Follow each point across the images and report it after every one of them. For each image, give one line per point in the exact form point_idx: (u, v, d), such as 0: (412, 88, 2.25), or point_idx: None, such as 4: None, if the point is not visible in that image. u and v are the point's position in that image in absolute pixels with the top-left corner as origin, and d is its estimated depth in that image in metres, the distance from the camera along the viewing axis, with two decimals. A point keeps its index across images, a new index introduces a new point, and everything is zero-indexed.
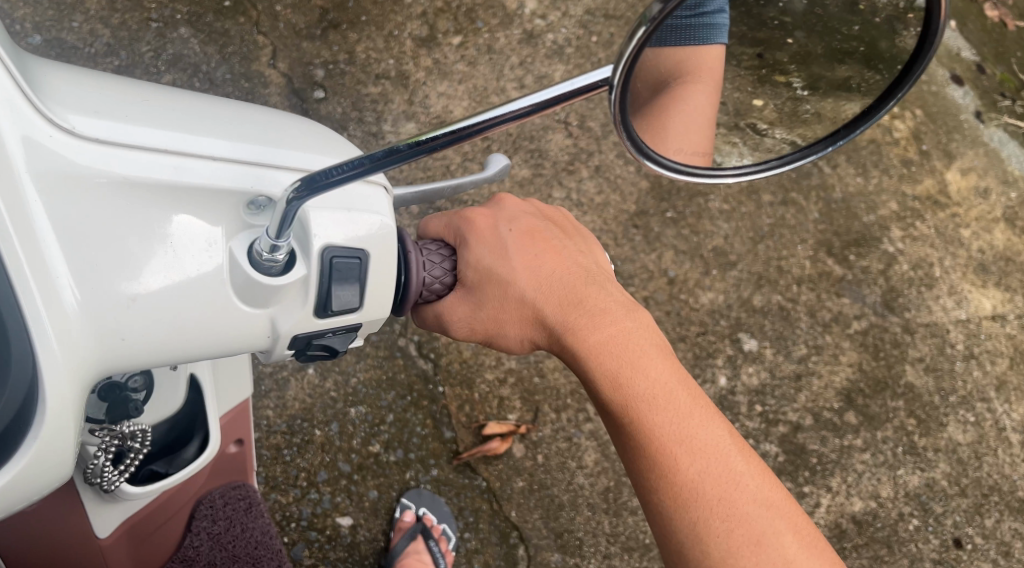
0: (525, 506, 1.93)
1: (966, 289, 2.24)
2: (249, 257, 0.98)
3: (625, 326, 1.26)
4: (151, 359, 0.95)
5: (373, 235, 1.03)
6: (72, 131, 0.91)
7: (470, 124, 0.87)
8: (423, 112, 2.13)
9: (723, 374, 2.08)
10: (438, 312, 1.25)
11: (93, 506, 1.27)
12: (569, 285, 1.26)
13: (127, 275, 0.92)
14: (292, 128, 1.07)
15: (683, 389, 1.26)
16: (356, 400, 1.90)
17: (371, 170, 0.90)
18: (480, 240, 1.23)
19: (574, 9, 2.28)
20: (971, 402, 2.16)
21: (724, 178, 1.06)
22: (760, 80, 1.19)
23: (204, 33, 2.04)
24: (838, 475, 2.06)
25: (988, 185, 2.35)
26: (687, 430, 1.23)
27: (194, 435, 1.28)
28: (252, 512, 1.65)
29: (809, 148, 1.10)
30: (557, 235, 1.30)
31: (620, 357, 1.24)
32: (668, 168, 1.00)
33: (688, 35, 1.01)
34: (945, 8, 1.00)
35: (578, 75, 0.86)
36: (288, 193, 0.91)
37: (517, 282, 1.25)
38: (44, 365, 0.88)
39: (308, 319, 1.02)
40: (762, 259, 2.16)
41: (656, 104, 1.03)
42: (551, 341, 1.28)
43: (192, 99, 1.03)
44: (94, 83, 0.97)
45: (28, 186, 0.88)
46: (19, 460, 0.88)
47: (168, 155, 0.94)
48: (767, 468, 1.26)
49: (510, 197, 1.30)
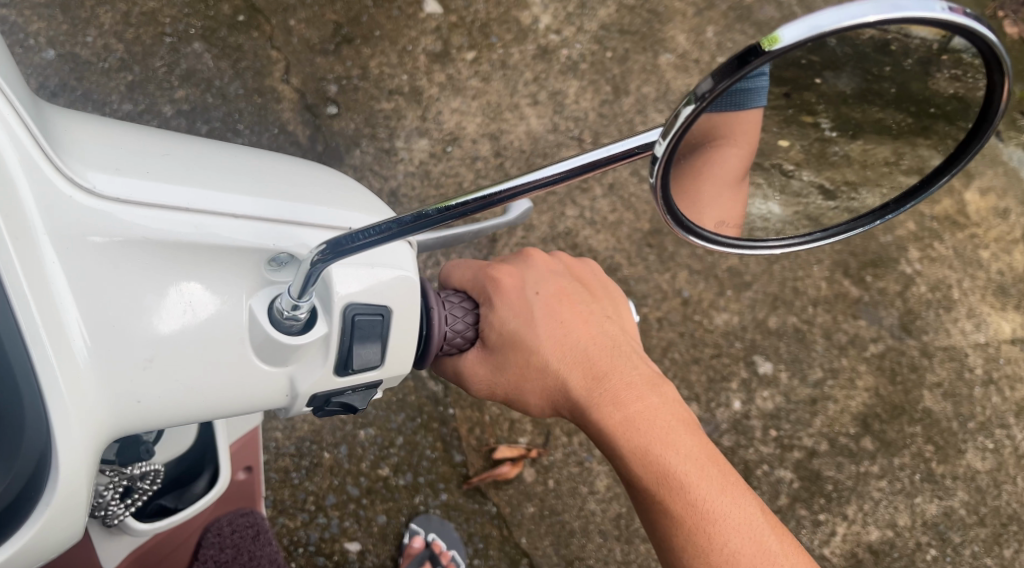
0: (535, 532, 1.91)
1: (985, 312, 2.20)
2: (269, 314, 1.00)
3: (652, 401, 1.30)
4: (165, 418, 0.96)
5: (396, 291, 1.05)
6: (92, 190, 0.93)
7: (503, 190, 0.89)
8: (436, 128, 2.11)
9: (738, 398, 2.06)
10: (457, 368, 1.28)
11: (102, 539, 1.24)
12: (595, 356, 1.29)
13: (146, 338, 0.93)
14: (311, 183, 1.10)
15: (713, 462, 1.29)
16: (365, 423, 1.88)
17: (399, 234, 0.92)
18: (506, 302, 1.26)
19: (589, 24, 2.25)
20: (989, 429, 2.12)
21: (772, 250, 1.11)
22: (786, 119, 1.11)
23: (218, 47, 2.03)
24: (854, 503, 2.03)
25: (1008, 205, 2.29)
26: (720, 509, 1.26)
27: (204, 469, 1.25)
28: (259, 540, 1.61)
29: (856, 219, 1.14)
30: (583, 295, 1.33)
31: (649, 433, 1.28)
32: (706, 239, 1.05)
33: (727, 99, 0.94)
34: (1010, 86, 0.93)
35: (615, 141, 0.88)
36: (313, 255, 0.93)
37: (543, 351, 1.28)
38: (58, 427, 0.88)
39: (329, 377, 1.05)
40: (777, 280, 2.12)
41: (693, 165, 1.00)
42: (578, 413, 1.31)
43: (212, 154, 1.06)
44: (114, 141, 0.99)
45: (46, 245, 0.90)
46: (32, 524, 0.88)
47: (189, 212, 0.97)
48: (796, 542, 1.30)
49: (537, 254, 1.33)
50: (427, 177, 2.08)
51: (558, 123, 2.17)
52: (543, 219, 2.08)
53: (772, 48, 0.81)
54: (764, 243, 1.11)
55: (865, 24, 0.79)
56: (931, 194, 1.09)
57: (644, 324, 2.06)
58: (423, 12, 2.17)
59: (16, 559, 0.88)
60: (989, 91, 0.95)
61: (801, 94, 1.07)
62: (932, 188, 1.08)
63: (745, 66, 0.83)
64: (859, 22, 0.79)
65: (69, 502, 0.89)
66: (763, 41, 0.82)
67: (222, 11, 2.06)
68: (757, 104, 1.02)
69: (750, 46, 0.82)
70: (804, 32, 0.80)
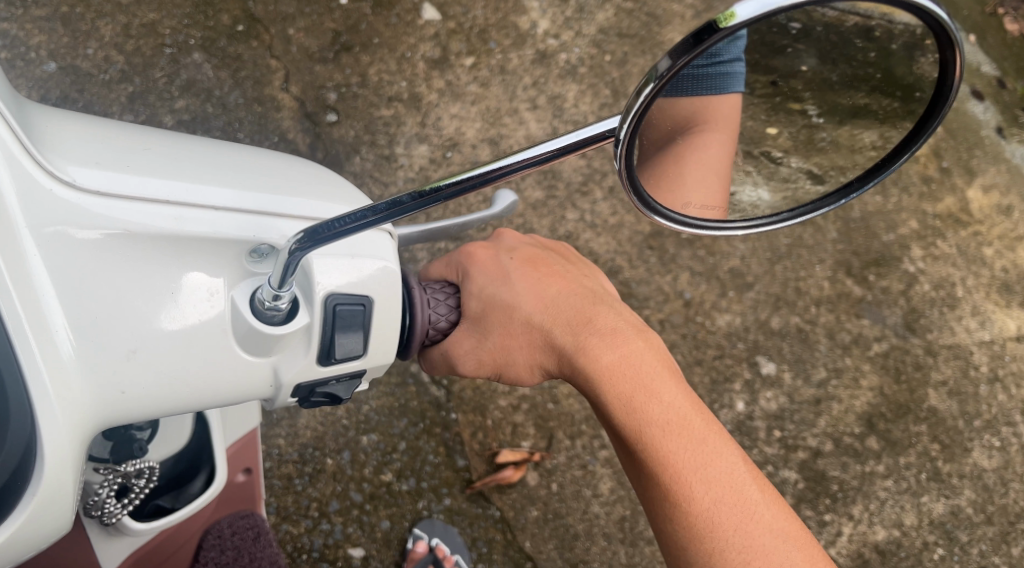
0: (539, 536, 1.90)
1: (990, 310, 2.19)
2: (251, 306, 1.01)
3: (638, 345, 1.28)
4: (149, 410, 0.97)
5: (376, 281, 1.05)
6: (72, 184, 0.94)
7: (476, 175, 0.89)
8: (436, 134, 2.11)
9: (741, 399, 2.04)
10: (445, 346, 1.28)
11: (99, 538, 1.23)
12: (576, 304, 1.29)
13: (127, 331, 0.94)
14: (293, 176, 1.10)
15: (697, 412, 1.27)
16: (368, 428, 1.88)
17: (376, 221, 0.92)
18: (481, 267, 1.30)
19: (587, 28, 2.25)
20: (996, 427, 2.11)
21: (735, 231, 1.09)
22: (773, 107, 1.13)
23: (218, 57, 2.03)
24: (859, 503, 2.02)
25: (1011, 202, 2.28)
26: (702, 456, 1.24)
27: (200, 469, 1.25)
28: (260, 542, 1.59)
29: (822, 198, 1.12)
30: (559, 261, 1.36)
31: (632, 377, 1.26)
32: (677, 223, 1.02)
33: (705, 84, 0.99)
34: (963, 66, 0.93)
35: (583, 126, 0.88)
36: (292, 244, 0.93)
37: (523, 302, 1.29)
38: (43, 419, 0.89)
39: (311, 367, 1.05)
40: (779, 280, 2.12)
41: (660, 155, 1.04)
42: (561, 358, 1.29)
43: (193, 148, 1.06)
44: (95, 136, 1.00)
45: (28, 239, 0.91)
46: (19, 516, 0.89)
47: (169, 205, 0.97)
48: (780, 497, 1.26)
49: (509, 232, 1.38)
50: (426, 182, 2.07)
51: (557, 127, 2.17)
52: (544, 222, 2.08)
53: (729, 24, 0.81)
54: (729, 225, 1.09)
55: None
56: (893, 172, 1.08)
57: (646, 327, 2.05)
58: (421, 20, 2.17)
59: (9, 550, 0.90)
60: (944, 70, 0.96)
61: (788, 81, 1.10)
62: (893, 167, 1.07)
63: (701, 44, 0.82)
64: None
65: (53, 497, 0.90)
66: (719, 17, 0.81)
67: (222, 21, 2.06)
68: (736, 89, 1.08)
69: (706, 23, 0.82)
70: (757, 9, 0.80)
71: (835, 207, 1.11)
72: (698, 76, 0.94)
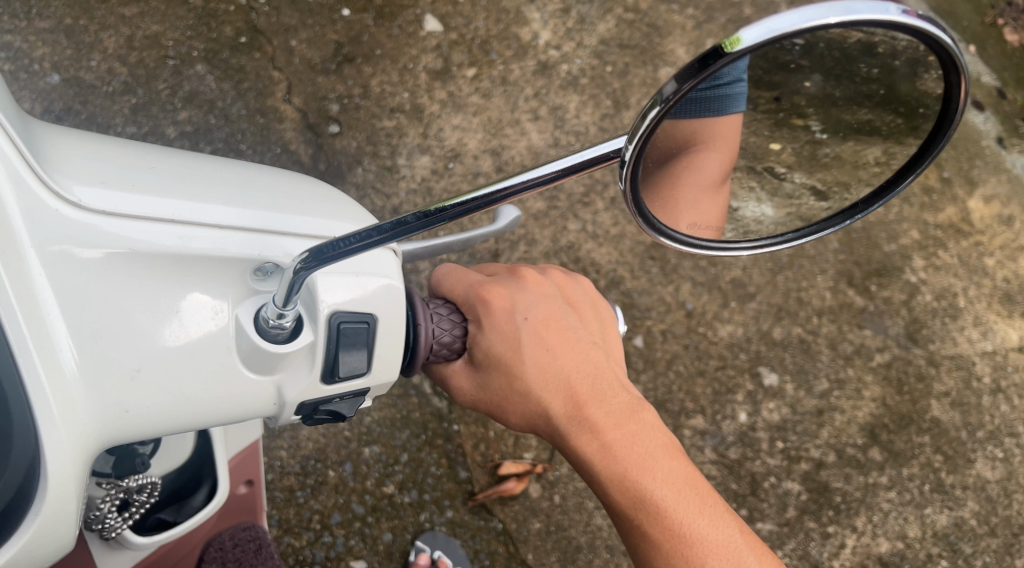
0: (542, 549, 1.90)
1: (992, 320, 2.19)
2: (255, 324, 1.01)
3: (632, 427, 1.28)
4: (153, 427, 0.97)
5: (380, 300, 1.06)
6: (78, 203, 0.94)
7: (480, 196, 0.90)
8: (437, 145, 2.11)
9: (743, 409, 2.04)
10: (443, 373, 1.28)
11: (101, 551, 1.22)
12: (575, 381, 1.27)
13: (131, 349, 0.94)
14: (296, 194, 1.10)
15: (692, 485, 1.29)
16: (370, 440, 1.89)
17: (381, 241, 0.92)
18: (494, 325, 1.23)
19: (588, 39, 2.26)
20: (999, 437, 2.11)
21: (740, 251, 1.12)
22: (777, 123, 1.13)
23: (220, 69, 2.04)
24: (863, 514, 2.01)
25: (1012, 213, 2.28)
26: (699, 535, 1.26)
27: (202, 483, 1.25)
28: (261, 554, 1.58)
29: (828, 219, 1.13)
30: (570, 317, 1.29)
31: (626, 460, 1.27)
32: (681, 242, 1.05)
33: (714, 103, 1.00)
34: (966, 84, 0.93)
35: (588, 146, 0.89)
36: (296, 263, 0.94)
37: (523, 379, 1.26)
38: (46, 435, 0.89)
39: (315, 385, 1.05)
40: (781, 291, 2.12)
41: (663, 173, 1.03)
42: (558, 436, 1.30)
43: (198, 166, 1.07)
44: (100, 155, 1.01)
45: (32, 258, 0.91)
46: (25, 530, 0.89)
47: (173, 223, 0.98)
48: (773, 555, 1.31)
49: (526, 273, 1.29)
50: (428, 193, 2.07)
51: (559, 138, 2.17)
52: (546, 232, 2.08)
53: (734, 49, 0.81)
54: (732, 245, 1.12)
55: (826, 25, 0.80)
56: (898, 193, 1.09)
57: (647, 337, 2.05)
58: (424, 31, 2.18)
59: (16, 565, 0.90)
60: (948, 92, 0.96)
61: (791, 98, 1.10)
62: (899, 187, 1.08)
63: (706, 69, 0.83)
64: (819, 23, 0.80)
65: (56, 514, 0.90)
66: (724, 42, 0.82)
67: (225, 33, 2.07)
68: (737, 109, 1.08)
69: (711, 49, 0.82)
70: (763, 34, 0.80)
71: (838, 228, 1.12)
72: (699, 99, 0.94)
